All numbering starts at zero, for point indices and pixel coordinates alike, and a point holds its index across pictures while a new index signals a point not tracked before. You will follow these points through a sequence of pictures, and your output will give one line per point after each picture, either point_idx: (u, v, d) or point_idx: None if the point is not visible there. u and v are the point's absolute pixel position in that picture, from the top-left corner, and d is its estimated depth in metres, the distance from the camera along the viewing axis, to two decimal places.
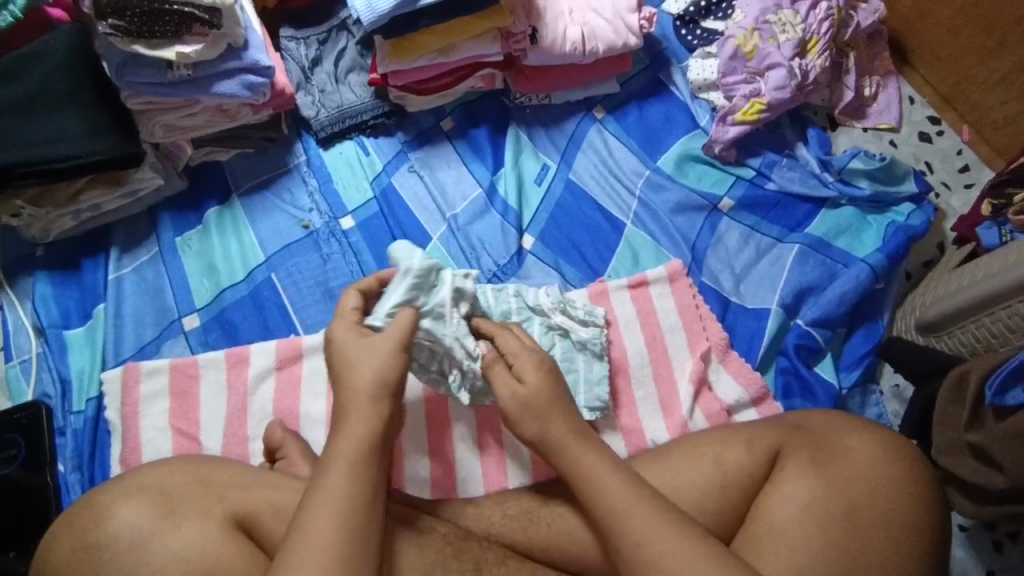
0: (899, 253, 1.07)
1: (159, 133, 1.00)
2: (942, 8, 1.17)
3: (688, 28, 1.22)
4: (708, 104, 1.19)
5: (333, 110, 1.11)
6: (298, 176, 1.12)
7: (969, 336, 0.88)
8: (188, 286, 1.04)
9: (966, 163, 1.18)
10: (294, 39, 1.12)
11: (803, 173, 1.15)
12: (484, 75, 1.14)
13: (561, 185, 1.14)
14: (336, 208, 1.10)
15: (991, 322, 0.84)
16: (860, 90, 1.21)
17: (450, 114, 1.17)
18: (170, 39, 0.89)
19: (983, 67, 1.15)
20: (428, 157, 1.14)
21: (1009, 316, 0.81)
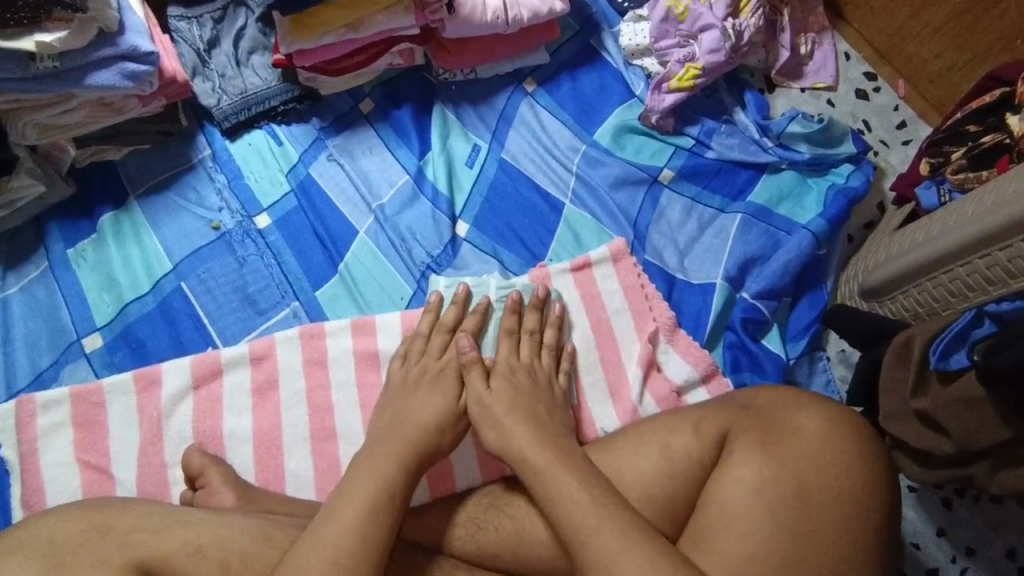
0: (841, 217, 1.04)
1: (32, 135, 0.88)
2: None
3: None
4: (642, 70, 1.14)
5: (236, 96, 1.01)
6: (203, 172, 1.01)
7: (912, 300, 0.86)
8: (86, 302, 0.94)
9: (903, 119, 1.17)
10: (184, 18, 1.01)
11: (742, 139, 1.11)
12: (401, 51, 1.05)
13: (493, 166, 1.07)
14: (248, 205, 1.01)
15: (933, 286, 0.82)
16: (796, 49, 1.17)
17: (368, 94, 1.08)
18: (28, 27, 0.76)
19: (916, 19, 1.12)
20: (348, 143, 1.05)
21: (950, 280, 0.79)
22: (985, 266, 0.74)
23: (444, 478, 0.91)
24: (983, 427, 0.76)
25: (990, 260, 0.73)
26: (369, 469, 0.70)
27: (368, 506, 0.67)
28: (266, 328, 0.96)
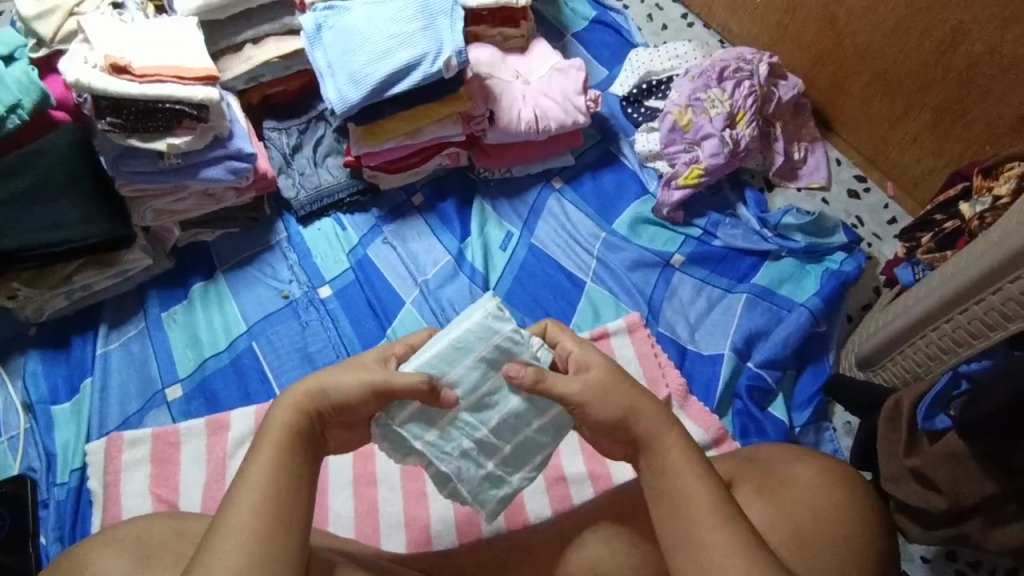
0: (835, 297, 1.15)
1: (149, 218, 1.09)
2: (854, 82, 1.30)
3: (633, 107, 1.38)
4: (655, 171, 1.32)
5: (311, 190, 1.22)
6: (279, 251, 1.20)
7: (900, 367, 0.95)
8: (172, 357, 1.09)
9: (892, 216, 1.32)
10: (277, 129, 1.23)
11: (745, 230, 1.26)
12: (449, 154, 1.24)
13: (523, 250, 1.23)
14: (314, 278, 1.18)
15: (914, 352, 0.91)
16: (790, 155, 1.34)
17: (420, 189, 1.28)
18: (163, 133, 0.98)
19: (896, 130, 1.28)
20: (400, 229, 1.24)
21: (926, 345, 0.89)
22: (950, 330, 0.84)
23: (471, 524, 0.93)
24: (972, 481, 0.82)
25: (954, 323, 0.83)
26: (278, 422, 0.67)
27: (284, 466, 0.65)
28: None
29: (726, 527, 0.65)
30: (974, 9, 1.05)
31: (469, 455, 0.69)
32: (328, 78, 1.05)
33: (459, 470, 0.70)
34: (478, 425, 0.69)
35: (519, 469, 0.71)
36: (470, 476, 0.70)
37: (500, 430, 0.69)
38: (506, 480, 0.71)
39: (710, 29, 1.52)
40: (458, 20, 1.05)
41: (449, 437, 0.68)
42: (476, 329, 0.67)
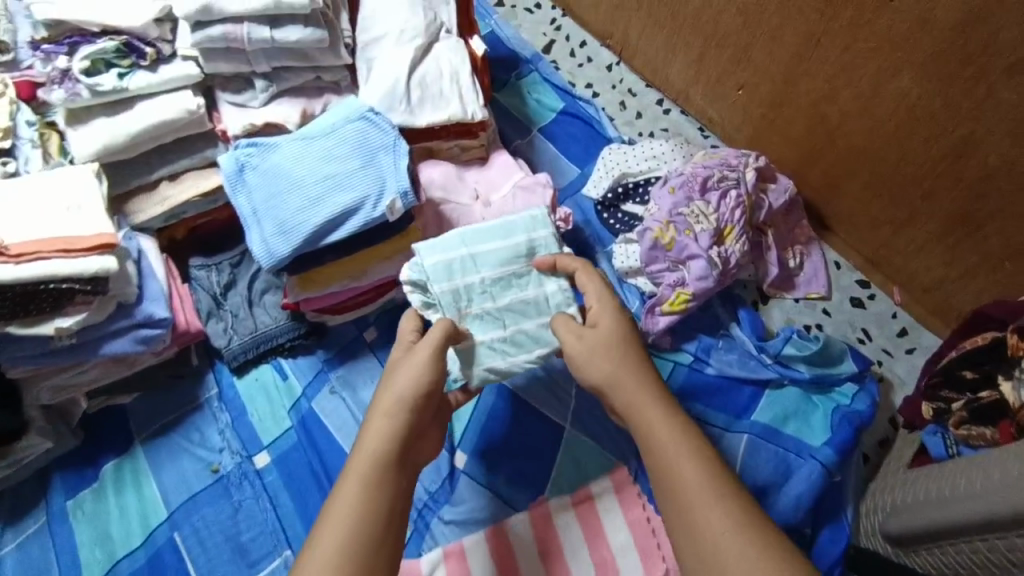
0: (850, 446, 1.01)
1: (46, 397, 0.92)
2: (849, 183, 1.18)
3: (609, 213, 1.25)
4: (637, 288, 1.18)
5: (246, 336, 1.06)
6: (208, 411, 1.04)
7: (938, 559, 0.80)
8: (78, 560, 0.93)
9: (903, 326, 1.20)
10: (205, 266, 1.08)
11: (741, 354, 1.12)
12: (403, 288, 1.07)
13: (490, 393, 1.07)
14: (249, 445, 1.02)
15: (956, 552, 0.77)
16: (785, 263, 1.20)
17: (373, 323, 1.13)
18: (49, 313, 0.82)
19: (899, 236, 1.16)
20: (350, 375, 1.08)
21: (972, 551, 0.74)
22: (1005, 548, 0.70)
23: None
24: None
25: (1009, 542, 0.69)
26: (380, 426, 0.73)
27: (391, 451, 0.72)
28: None
29: (720, 505, 0.66)
30: (985, 121, 0.93)
31: (479, 323, 0.88)
32: (253, 226, 0.90)
33: (477, 327, 0.88)
34: (493, 298, 0.88)
35: (512, 351, 0.88)
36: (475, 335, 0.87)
37: (508, 306, 0.88)
38: (505, 357, 0.88)
39: (688, 116, 1.41)
40: (403, 155, 0.89)
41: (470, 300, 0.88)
42: (521, 228, 0.90)
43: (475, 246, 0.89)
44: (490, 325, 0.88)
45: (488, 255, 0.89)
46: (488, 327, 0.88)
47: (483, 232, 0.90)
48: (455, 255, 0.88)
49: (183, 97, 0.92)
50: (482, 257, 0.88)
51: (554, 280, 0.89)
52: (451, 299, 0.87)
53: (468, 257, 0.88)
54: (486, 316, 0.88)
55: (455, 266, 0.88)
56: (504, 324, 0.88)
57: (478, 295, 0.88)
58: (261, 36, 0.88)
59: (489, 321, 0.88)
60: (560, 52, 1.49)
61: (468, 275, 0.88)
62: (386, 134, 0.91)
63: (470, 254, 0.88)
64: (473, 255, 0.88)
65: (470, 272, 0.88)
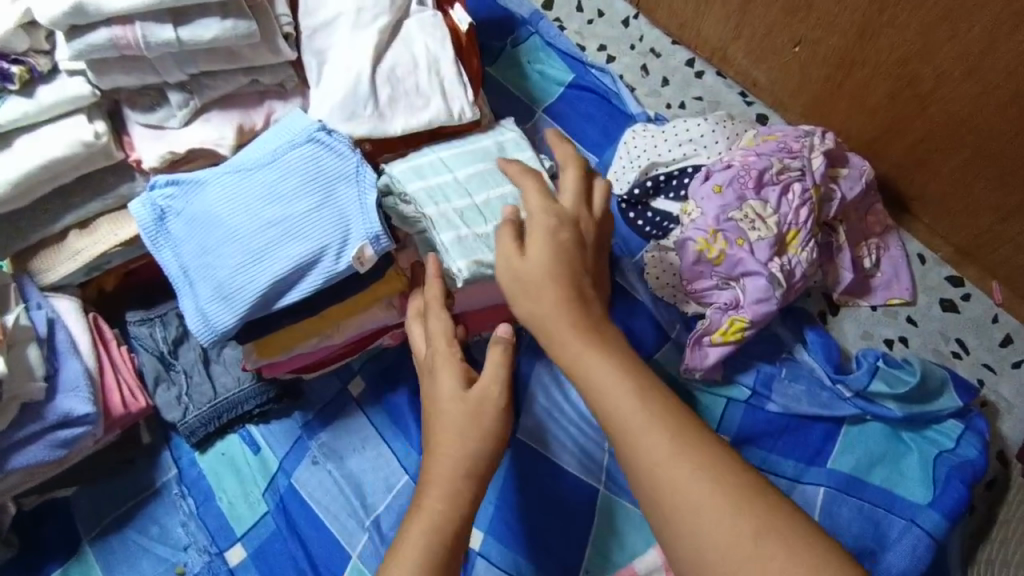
0: (963, 509, 0.81)
1: None
2: (942, 159, 0.93)
3: (637, 212, 1.01)
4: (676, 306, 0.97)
5: (204, 406, 0.86)
6: (168, 498, 0.86)
7: None
8: None
9: (1006, 332, 0.98)
10: (144, 321, 0.88)
11: (810, 385, 0.90)
12: (393, 334, 0.86)
13: (505, 454, 0.88)
14: (219, 538, 0.85)
15: None
16: (859, 263, 0.98)
17: (359, 372, 0.93)
18: None
19: (1008, 224, 0.92)
20: (336, 440, 0.89)
21: None
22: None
23: None
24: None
25: None
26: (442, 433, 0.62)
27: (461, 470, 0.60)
28: None
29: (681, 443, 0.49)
30: None
31: (460, 215, 0.73)
32: (185, 288, 0.70)
33: (458, 217, 0.73)
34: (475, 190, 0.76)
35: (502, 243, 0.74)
36: (457, 226, 0.73)
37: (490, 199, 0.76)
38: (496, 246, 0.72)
39: (726, 79, 1.15)
40: (370, 187, 0.68)
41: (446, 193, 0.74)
42: (489, 137, 0.82)
43: (444, 152, 0.79)
44: (472, 218, 0.74)
45: (458, 157, 0.78)
46: (475, 217, 0.74)
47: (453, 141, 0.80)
48: (422, 160, 0.77)
49: (80, 125, 0.71)
50: (453, 158, 0.78)
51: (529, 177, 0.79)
52: (427, 196, 0.74)
53: (437, 158, 0.78)
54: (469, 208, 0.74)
55: (424, 167, 0.76)
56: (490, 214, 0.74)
57: (453, 191, 0.75)
58: (164, 38, 0.66)
59: (470, 213, 0.74)
60: (564, 7, 1.22)
61: (440, 173, 0.76)
62: (346, 159, 0.69)
63: (438, 155, 0.78)
64: (441, 154, 0.78)
65: (442, 170, 0.76)
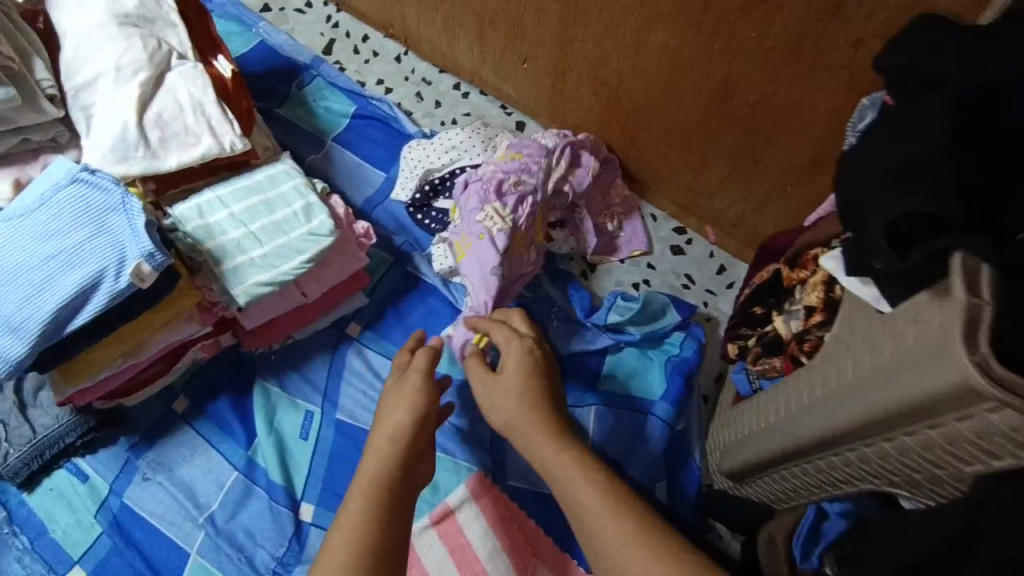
0: (683, 395, 1.05)
1: None
2: (645, 137, 1.19)
3: (423, 212, 1.20)
4: (463, 285, 1.15)
5: (24, 446, 0.91)
6: (1, 540, 0.91)
7: (774, 486, 0.79)
8: None
9: (721, 264, 1.24)
10: None
11: (572, 329, 1.11)
12: (204, 345, 0.98)
13: (328, 432, 1.01)
14: (57, 564, 0.90)
15: (790, 475, 0.73)
16: (603, 228, 1.22)
17: (182, 391, 1.02)
18: None
19: (699, 179, 1.19)
20: (164, 454, 0.97)
21: (804, 474, 0.70)
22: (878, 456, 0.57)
23: None
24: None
25: (815, 464, 0.66)
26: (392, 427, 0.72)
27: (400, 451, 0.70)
28: None
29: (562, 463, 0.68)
30: (733, 62, 0.96)
31: (233, 247, 0.92)
32: None
33: (235, 247, 0.92)
34: (246, 224, 0.94)
35: (276, 263, 0.93)
36: (235, 257, 0.92)
37: (261, 227, 0.94)
38: (269, 270, 0.93)
39: (487, 95, 1.37)
40: (135, 212, 0.79)
41: (221, 229, 0.93)
42: (263, 171, 1.00)
43: (223, 191, 0.96)
44: (244, 249, 0.93)
45: (232, 194, 0.96)
46: (243, 248, 0.92)
47: (232, 179, 0.98)
48: (198, 202, 0.93)
49: None
50: (227, 198, 0.95)
51: (298, 199, 0.97)
52: (204, 234, 0.92)
53: (215, 196, 0.95)
54: (241, 239, 0.93)
55: (200, 208, 0.93)
56: (263, 240, 0.94)
57: (228, 225, 0.93)
58: None
59: (241, 245, 0.93)
60: (343, 52, 1.40)
61: (216, 213, 0.94)
62: (112, 193, 0.79)
63: (213, 194, 0.95)
64: (217, 191, 0.95)
65: (216, 209, 0.94)
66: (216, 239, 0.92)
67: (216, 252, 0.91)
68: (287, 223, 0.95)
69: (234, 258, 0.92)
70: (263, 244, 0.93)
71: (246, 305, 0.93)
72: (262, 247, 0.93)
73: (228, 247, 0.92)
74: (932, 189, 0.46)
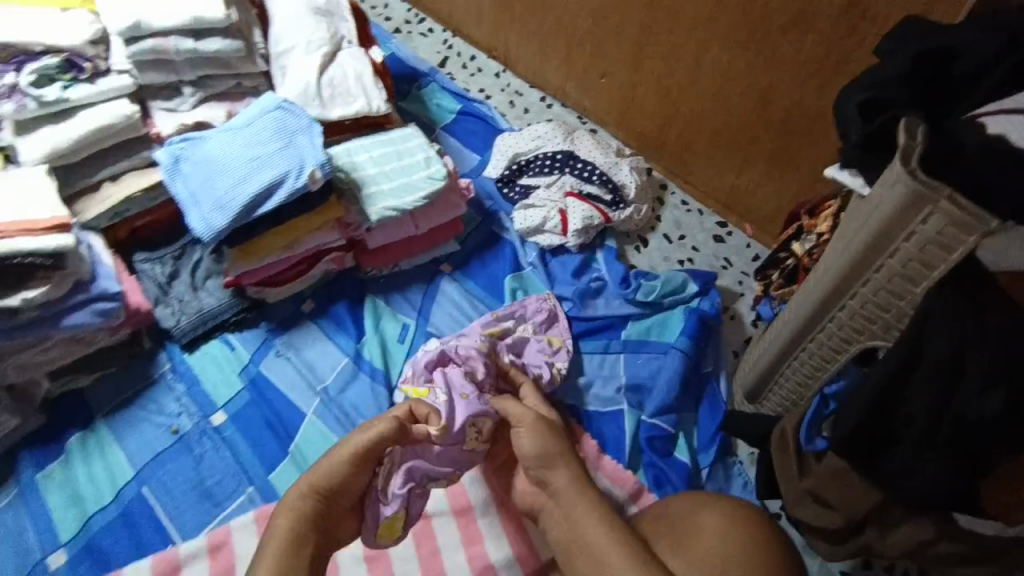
0: (700, 334, 1.24)
1: (13, 375, 1.03)
2: (698, 141, 1.44)
3: (509, 187, 1.46)
4: (536, 245, 1.39)
5: (193, 315, 1.17)
6: (164, 384, 1.15)
7: (791, 382, 1.00)
8: (53, 520, 1.02)
9: (756, 253, 1.45)
10: (148, 260, 1.20)
11: (610, 294, 1.31)
12: (331, 258, 1.24)
13: (423, 338, 1.25)
14: (205, 406, 1.14)
15: (800, 365, 0.96)
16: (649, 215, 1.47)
17: (310, 296, 1.27)
18: (13, 288, 0.93)
19: (741, 179, 1.42)
20: (293, 340, 1.22)
21: (809, 357, 0.93)
22: (856, 305, 0.82)
23: None
24: (914, 465, 0.76)
25: (818, 341, 0.90)
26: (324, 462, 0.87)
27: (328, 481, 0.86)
28: (226, 515, 1.05)
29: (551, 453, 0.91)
30: (775, 74, 1.21)
31: (372, 180, 1.20)
32: (192, 206, 1.05)
33: (372, 180, 1.20)
34: (381, 166, 1.22)
35: (403, 195, 1.20)
36: (372, 187, 1.20)
37: (391, 170, 1.22)
38: (397, 199, 1.19)
39: (567, 108, 1.65)
40: (316, 135, 1.08)
41: (363, 167, 1.21)
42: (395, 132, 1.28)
43: (363, 141, 1.25)
44: (378, 182, 1.20)
45: (372, 144, 1.24)
46: (377, 182, 1.20)
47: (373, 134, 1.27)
48: (345, 149, 1.22)
49: (122, 104, 1.07)
50: (366, 146, 1.23)
51: (420, 151, 1.25)
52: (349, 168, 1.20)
53: (359, 145, 1.24)
54: (377, 175, 1.21)
55: (349, 150, 1.22)
56: (393, 177, 1.21)
57: (369, 164, 1.22)
58: (188, 47, 1.07)
59: (376, 179, 1.20)
60: (453, 66, 1.73)
61: (360, 155, 1.22)
62: (301, 120, 1.09)
63: (359, 143, 1.24)
64: (363, 140, 1.24)
65: (350, 155, 1.21)
66: (359, 172, 1.20)
67: (358, 181, 1.20)
68: (411, 168, 1.23)
69: (369, 188, 1.19)
70: (393, 180, 1.21)
71: (375, 224, 1.20)
72: (391, 183, 1.21)
73: (367, 180, 1.20)
74: (883, 88, 0.73)
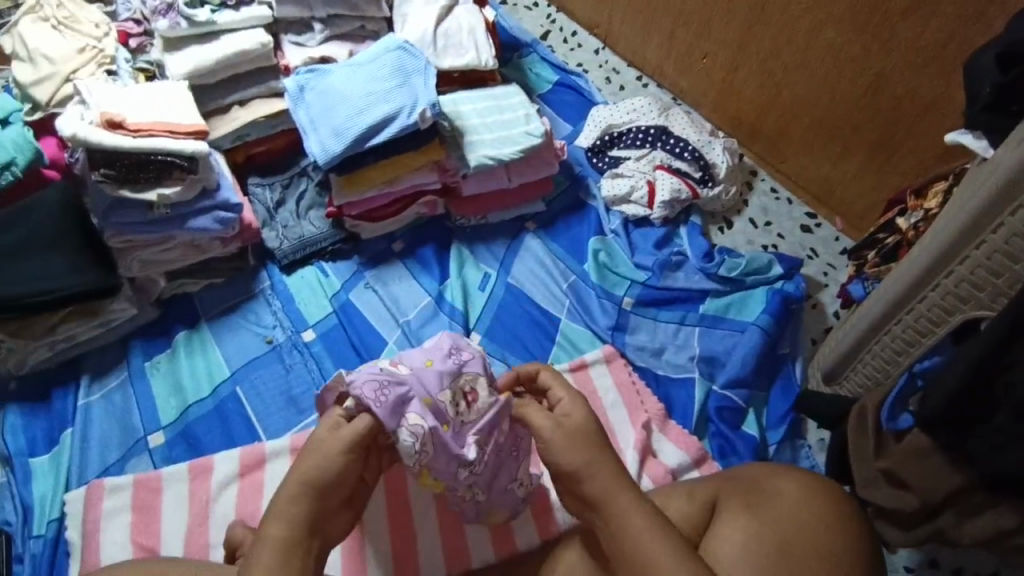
0: (781, 314, 1.23)
1: (135, 268, 1.14)
2: (797, 128, 1.42)
3: (599, 157, 1.48)
4: (621, 214, 1.40)
5: (294, 240, 1.25)
6: (263, 299, 1.24)
7: (878, 359, 0.98)
8: (155, 405, 1.12)
9: (845, 247, 1.41)
10: (261, 185, 1.28)
11: (691, 268, 1.32)
12: (426, 202, 1.30)
13: (503, 287, 1.29)
14: (297, 323, 1.21)
15: (891, 339, 0.95)
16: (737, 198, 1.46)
17: (400, 236, 1.33)
18: (153, 183, 1.05)
19: (837, 169, 1.40)
20: (381, 274, 1.28)
21: (902, 330, 0.92)
22: (964, 271, 0.81)
23: (458, 528, 1.00)
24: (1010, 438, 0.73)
25: (915, 313, 0.89)
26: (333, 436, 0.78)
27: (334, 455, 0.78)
28: (307, 422, 1.12)
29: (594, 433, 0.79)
30: (889, 60, 1.20)
31: (474, 129, 1.25)
32: (311, 132, 1.13)
33: (474, 129, 1.25)
34: (484, 117, 1.27)
35: (502, 146, 1.24)
36: (474, 136, 1.25)
37: (493, 121, 1.27)
38: (496, 148, 1.24)
39: (663, 88, 1.66)
40: (431, 78, 1.15)
41: (466, 116, 1.26)
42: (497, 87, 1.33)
43: (467, 93, 1.29)
44: (479, 132, 1.25)
45: (476, 95, 1.29)
46: (478, 131, 1.25)
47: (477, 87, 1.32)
48: (449, 99, 1.28)
49: (258, 33, 1.16)
50: (469, 98, 1.28)
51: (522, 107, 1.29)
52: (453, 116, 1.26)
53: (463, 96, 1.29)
54: (479, 125, 1.26)
55: (454, 100, 1.28)
56: (494, 128, 1.26)
57: (471, 114, 1.26)
58: None
59: (478, 129, 1.25)
60: (555, 40, 1.76)
61: (464, 105, 1.27)
62: (418, 63, 1.16)
63: (463, 94, 1.29)
64: (466, 91, 1.29)
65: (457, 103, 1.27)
66: (462, 120, 1.25)
67: (461, 129, 1.25)
68: (512, 122, 1.27)
69: (472, 136, 1.24)
70: (494, 131, 1.25)
71: (472, 171, 1.25)
72: (492, 134, 1.25)
73: (469, 128, 1.25)
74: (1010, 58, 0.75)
